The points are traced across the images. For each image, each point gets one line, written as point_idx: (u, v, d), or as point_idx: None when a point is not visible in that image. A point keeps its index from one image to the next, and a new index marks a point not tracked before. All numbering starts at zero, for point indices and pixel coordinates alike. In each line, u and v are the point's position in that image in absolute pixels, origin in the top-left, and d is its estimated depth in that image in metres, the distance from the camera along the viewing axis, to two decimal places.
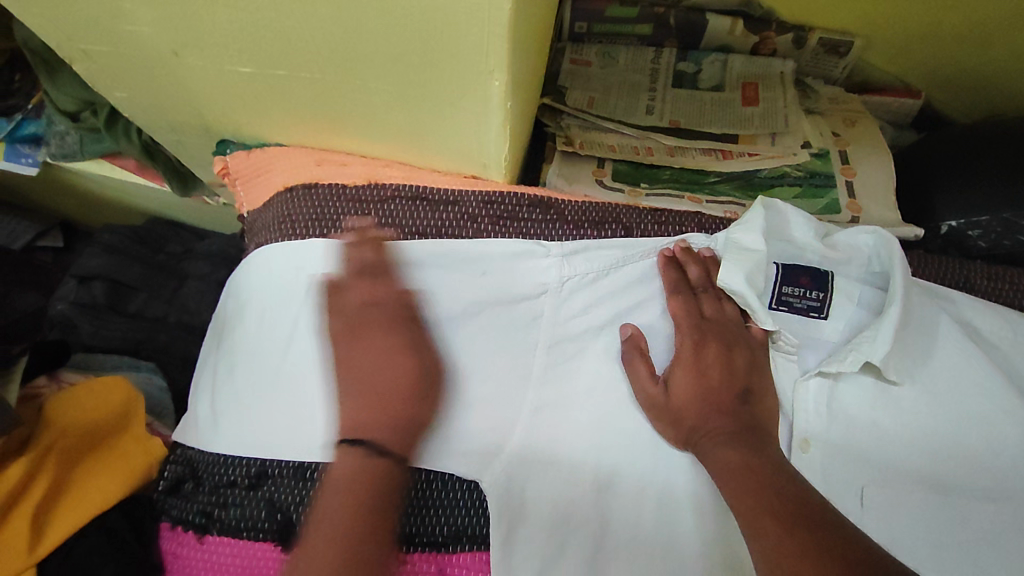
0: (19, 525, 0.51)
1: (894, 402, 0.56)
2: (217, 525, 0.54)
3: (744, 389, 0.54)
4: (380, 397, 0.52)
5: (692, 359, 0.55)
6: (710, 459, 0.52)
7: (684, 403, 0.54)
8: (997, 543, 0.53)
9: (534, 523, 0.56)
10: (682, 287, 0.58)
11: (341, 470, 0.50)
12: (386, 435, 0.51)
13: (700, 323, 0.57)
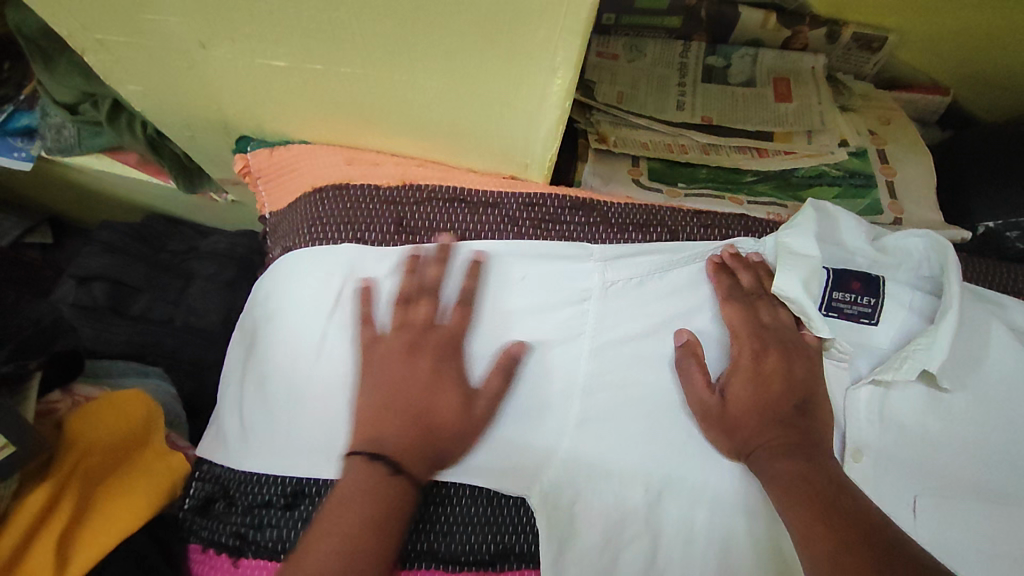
0: (42, 554, 0.47)
1: (944, 409, 0.55)
2: (252, 547, 0.52)
3: (801, 400, 0.53)
4: (432, 419, 0.51)
5: (754, 367, 0.54)
6: (765, 469, 0.50)
7: (740, 413, 0.52)
8: None
9: (585, 540, 0.53)
10: (735, 291, 0.57)
11: (358, 483, 0.49)
12: (412, 461, 0.50)
13: (756, 330, 0.55)
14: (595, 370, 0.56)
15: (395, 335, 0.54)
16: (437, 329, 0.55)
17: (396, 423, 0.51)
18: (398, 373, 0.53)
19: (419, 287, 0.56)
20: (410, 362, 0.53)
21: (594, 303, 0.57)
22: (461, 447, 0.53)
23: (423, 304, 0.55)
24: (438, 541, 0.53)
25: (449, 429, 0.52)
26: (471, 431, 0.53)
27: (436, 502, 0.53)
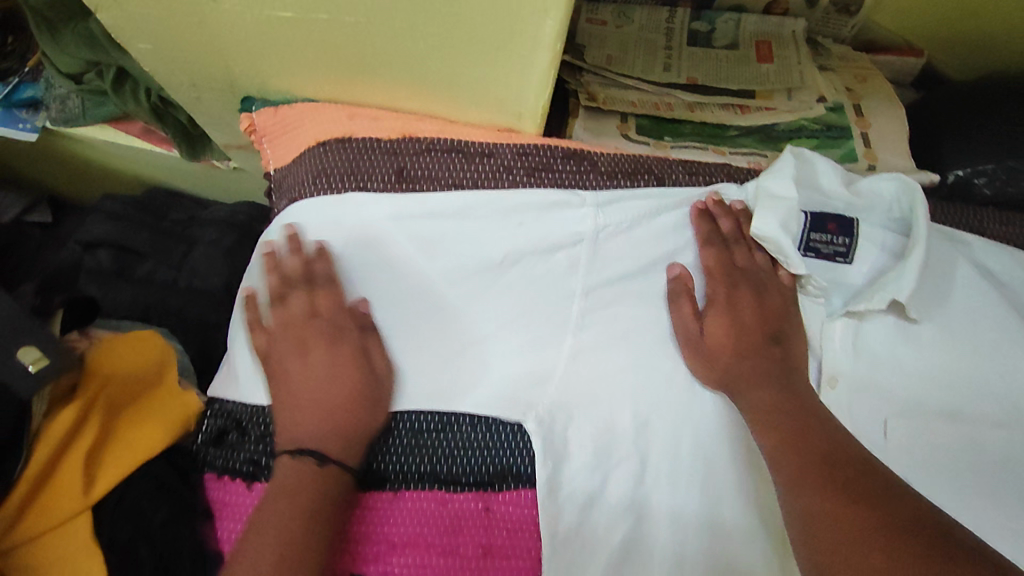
0: (72, 472, 0.52)
1: (914, 338, 0.59)
2: (267, 472, 0.55)
3: (776, 330, 0.57)
4: (334, 400, 0.55)
5: (730, 301, 0.58)
6: (746, 397, 0.54)
7: (717, 341, 0.57)
8: (1009, 464, 0.57)
9: (575, 464, 0.58)
10: (714, 236, 0.61)
11: (294, 479, 0.52)
12: (331, 442, 0.54)
13: (728, 270, 0.59)
14: (585, 308, 0.60)
15: (283, 330, 0.59)
16: (319, 318, 0.59)
17: (314, 418, 0.54)
18: (298, 368, 0.57)
19: (300, 277, 0.60)
20: (299, 352, 0.57)
21: (585, 247, 0.61)
22: (377, 412, 0.56)
23: (295, 299, 0.59)
24: (438, 465, 0.57)
25: (353, 399, 0.55)
26: (377, 395, 0.57)
27: (438, 429, 0.58)
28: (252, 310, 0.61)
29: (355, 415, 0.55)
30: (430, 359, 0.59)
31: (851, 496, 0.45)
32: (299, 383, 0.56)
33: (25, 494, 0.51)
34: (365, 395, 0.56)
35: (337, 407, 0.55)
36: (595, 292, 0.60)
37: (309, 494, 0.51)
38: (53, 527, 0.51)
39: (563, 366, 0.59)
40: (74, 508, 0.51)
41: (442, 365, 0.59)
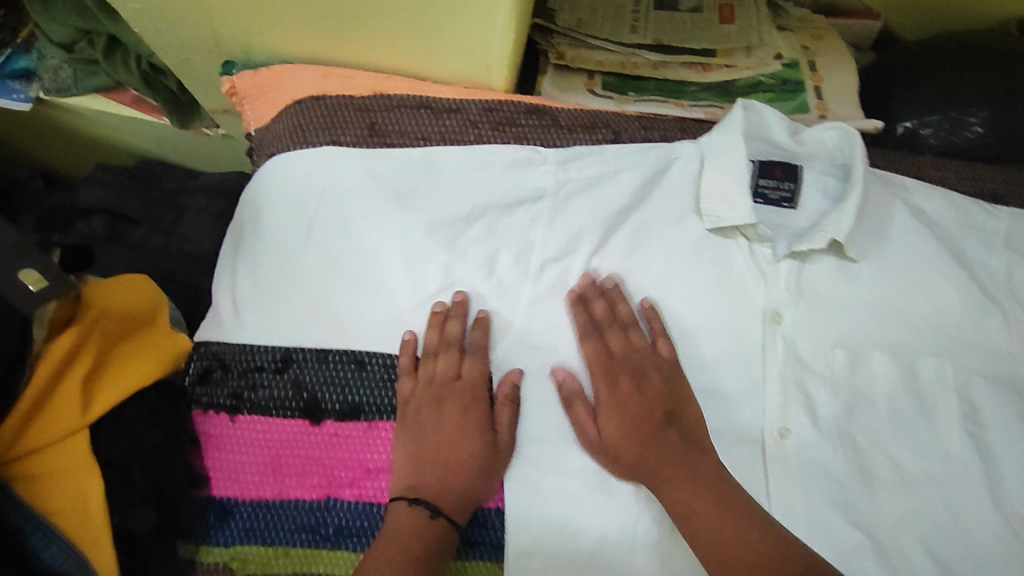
0: (72, 394, 0.54)
1: (853, 277, 0.64)
2: (248, 405, 0.59)
3: (668, 412, 0.59)
4: (461, 462, 0.57)
5: (616, 400, 0.60)
6: (670, 491, 0.55)
7: (611, 435, 0.58)
8: (936, 389, 0.62)
9: (540, 396, 0.62)
10: (588, 327, 0.63)
11: (407, 527, 0.53)
12: (451, 504, 0.55)
13: (607, 364, 0.62)
14: (548, 257, 0.64)
15: (423, 389, 0.60)
16: (457, 380, 0.60)
17: (430, 472, 0.56)
18: (433, 424, 0.58)
19: (439, 340, 0.61)
20: (434, 413, 0.59)
21: (547, 203, 0.65)
22: (492, 481, 0.57)
23: (443, 357, 0.61)
24: None
25: (470, 462, 0.57)
26: (494, 462, 0.58)
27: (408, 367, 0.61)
28: (410, 360, 0.61)
29: (477, 480, 0.56)
30: (385, 303, 0.62)
31: (771, 569, 0.51)
32: (428, 442, 0.58)
33: (24, 411, 0.53)
34: (484, 458, 0.57)
35: (461, 468, 0.57)
36: (558, 243, 0.64)
37: (423, 543, 0.53)
38: (51, 442, 0.53)
39: (524, 310, 0.64)
40: (72, 426, 0.54)
41: (412, 311, 0.63)
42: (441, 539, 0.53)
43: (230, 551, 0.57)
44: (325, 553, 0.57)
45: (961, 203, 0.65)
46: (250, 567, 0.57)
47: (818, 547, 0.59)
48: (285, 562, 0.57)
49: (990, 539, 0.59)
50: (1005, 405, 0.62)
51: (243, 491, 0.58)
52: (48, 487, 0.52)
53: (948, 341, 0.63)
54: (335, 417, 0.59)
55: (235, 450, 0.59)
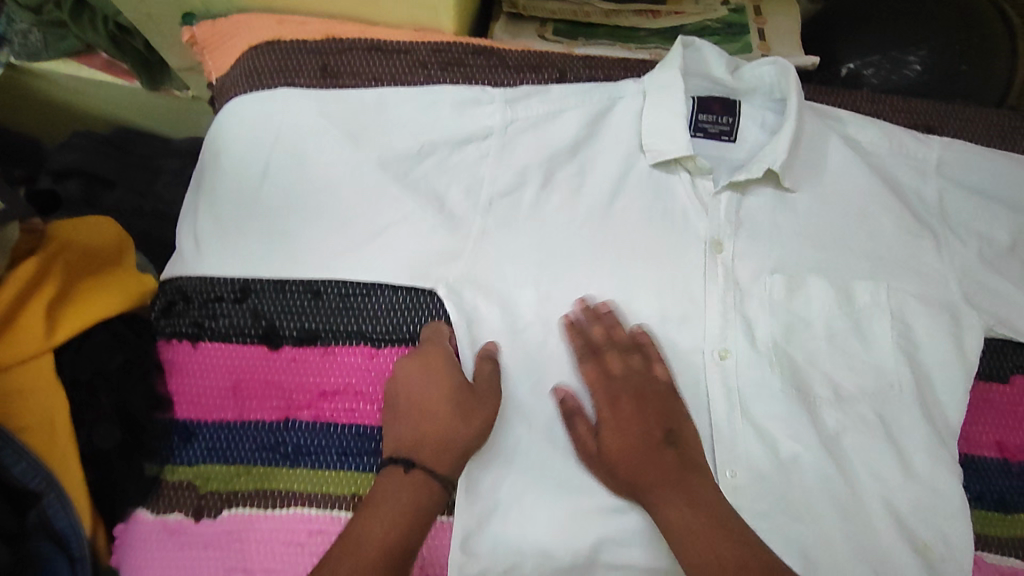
0: (34, 320, 0.57)
1: (790, 206, 0.66)
2: (209, 333, 0.62)
3: (668, 430, 0.59)
4: (435, 418, 0.58)
5: (620, 416, 0.60)
6: (664, 507, 0.55)
7: (614, 449, 0.58)
8: (874, 311, 0.64)
9: (489, 326, 0.64)
10: (584, 350, 0.63)
11: (387, 485, 0.55)
12: (428, 457, 0.57)
13: (607, 383, 0.62)
14: (496, 193, 0.66)
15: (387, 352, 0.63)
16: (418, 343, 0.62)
17: (407, 429, 0.58)
18: (400, 383, 0.60)
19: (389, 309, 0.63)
20: (400, 373, 0.60)
21: (495, 140, 0.67)
22: (477, 430, 0.58)
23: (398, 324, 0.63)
24: (364, 324, 0.63)
25: (440, 413, 0.58)
26: (473, 408, 0.58)
27: (363, 295, 0.64)
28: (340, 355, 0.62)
29: (449, 429, 0.57)
30: (338, 235, 0.64)
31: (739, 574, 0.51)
32: (401, 400, 0.60)
33: None
34: (460, 405, 0.58)
35: (437, 423, 0.58)
36: (508, 176, 0.67)
37: (404, 500, 0.54)
38: (16, 364, 0.57)
39: (473, 244, 0.65)
40: (36, 349, 0.57)
41: (366, 245, 0.64)
42: (422, 496, 0.55)
43: (194, 470, 0.60)
44: (284, 471, 0.60)
45: (896, 133, 0.67)
46: (213, 484, 0.60)
47: (754, 461, 0.61)
48: (247, 479, 0.60)
49: (918, 446, 0.61)
50: (937, 323, 0.63)
51: (205, 414, 0.61)
52: (14, 405, 0.57)
53: (886, 265, 0.65)
54: (292, 343, 0.62)
55: (198, 376, 0.61)
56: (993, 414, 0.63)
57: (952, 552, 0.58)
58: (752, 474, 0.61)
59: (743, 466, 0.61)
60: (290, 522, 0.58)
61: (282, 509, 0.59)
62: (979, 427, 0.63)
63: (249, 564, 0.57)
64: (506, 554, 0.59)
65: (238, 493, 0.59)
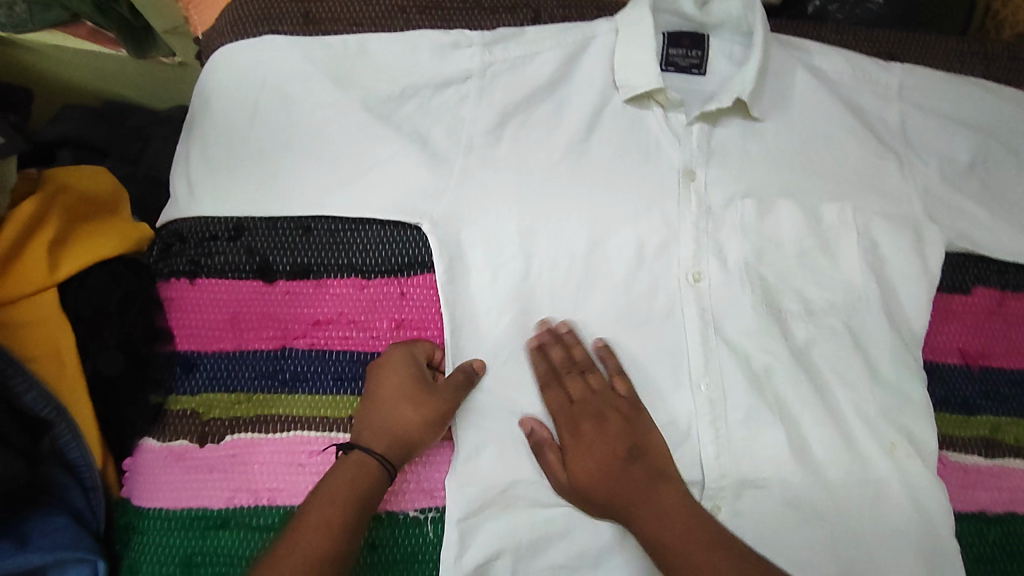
0: (37, 258, 0.60)
1: (759, 134, 0.69)
2: (205, 270, 0.65)
3: (629, 447, 0.59)
4: (393, 410, 0.60)
5: (585, 438, 0.60)
6: (644, 519, 0.55)
7: (583, 477, 0.58)
8: (839, 231, 0.67)
9: (473, 261, 0.66)
10: (549, 376, 0.63)
11: (341, 471, 0.57)
12: (378, 445, 0.59)
13: (564, 411, 0.62)
14: (477, 133, 0.68)
15: (379, 282, 0.66)
16: (410, 274, 0.66)
17: (391, 364, 0.62)
18: (377, 366, 0.63)
19: (377, 241, 0.67)
20: (402, 301, 0.66)
21: (474, 83, 0.68)
22: (428, 432, 0.60)
23: (388, 254, 0.66)
24: (354, 257, 0.66)
25: (397, 408, 0.60)
26: (434, 406, 0.60)
27: (352, 228, 0.67)
28: (335, 288, 0.65)
29: (405, 422, 0.60)
30: (324, 175, 0.66)
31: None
32: (382, 359, 0.63)
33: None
34: (414, 397, 0.60)
35: (393, 420, 0.60)
36: (486, 116, 0.68)
37: (350, 487, 0.56)
38: (22, 299, 0.60)
39: (455, 180, 0.66)
40: (39, 284, 0.60)
41: (352, 184, 0.66)
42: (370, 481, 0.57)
43: (197, 398, 0.63)
44: (283, 397, 0.63)
45: (858, 60, 0.70)
46: (215, 412, 0.62)
47: (733, 378, 0.64)
48: (247, 406, 0.62)
49: (886, 352, 0.64)
50: (901, 237, 0.66)
51: (205, 345, 0.64)
52: (24, 337, 0.59)
53: (850, 188, 0.68)
54: (286, 277, 0.65)
55: (196, 311, 0.64)
56: (956, 322, 0.67)
57: (917, 447, 0.62)
58: (730, 388, 0.64)
59: (721, 381, 0.64)
60: (290, 445, 0.61)
61: (282, 433, 0.62)
62: (944, 336, 0.66)
63: (254, 485, 0.61)
64: (496, 468, 0.61)
65: (241, 420, 0.62)
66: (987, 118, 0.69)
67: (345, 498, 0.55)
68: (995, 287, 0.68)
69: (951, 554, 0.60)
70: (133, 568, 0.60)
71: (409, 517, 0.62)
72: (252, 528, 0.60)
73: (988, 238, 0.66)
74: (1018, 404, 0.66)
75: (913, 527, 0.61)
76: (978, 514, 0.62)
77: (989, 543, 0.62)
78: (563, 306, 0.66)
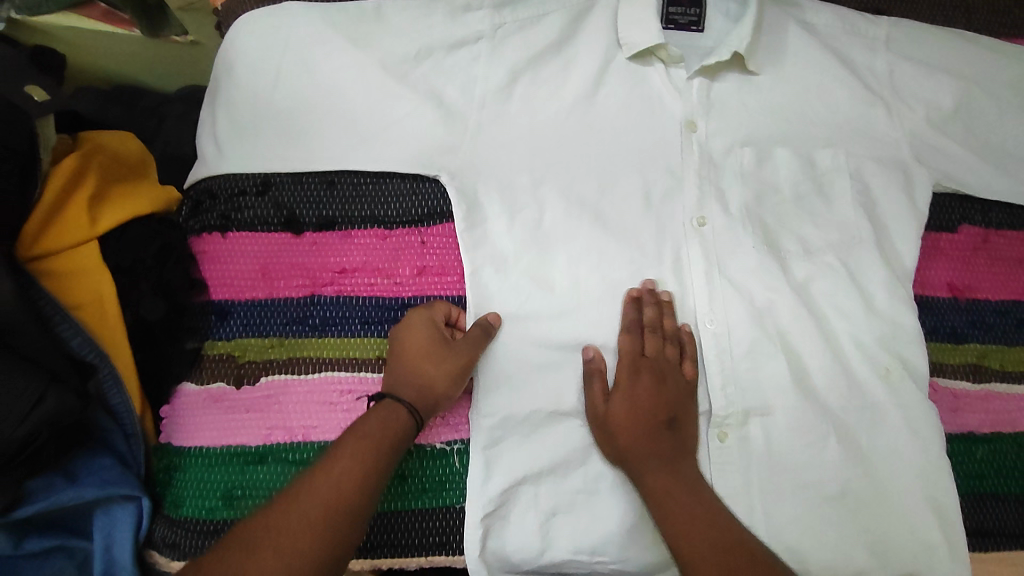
0: (79, 212, 0.63)
1: (756, 87, 0.73)
2: (236, 224, 0.69)
3: (672, 416, 0.62)
4: (418, 361, 0.63)
5: (634, 390, 0.63)
6: (649, 478, 0.59)
7: (617, 416, 0.62)
8: (834, 176, 0.71)
9: (489, 210, 0.70)
10: (631, 326, 0.66)
11: (375, 419, 0.59)
12: (409, 393, 0.61)
13: (636, 358, 0.65)
14: (490, 90, 0.71)
15: (401, 232, 0.70)
16: (430, 224, 0.70)
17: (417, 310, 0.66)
18: (400, 324, 0.65)
19: (399, 193, 0.70)
20: (424, 249, 0.70)
21: (485, 44, 0.72)
22: (452, 383, 0.63)
23: (407, 205, 0.70)
24: (376, 209, 0.70)
25: (421, 358, 0.63)
26: (452, 354, 0.63)
27: (374, 182, 0.70)
28: (360, 238, 0.69)
29: (430, 370, 0.62)
30: (345, 132, 0.70)
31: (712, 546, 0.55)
32: (409, 314, 0.66)
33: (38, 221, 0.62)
34: (437, 347, 0.63)
35: (416, 368, 0.62)
36: (498, 75, 0.72)
37: (384, 431, 0.58)
38: (65, 250, 0.63)
39: (470, 135, 0.70)
40: (82, 236, 0.63)
41: (372, 140, 0.69)
42: (399, 426, 0.59)
43: (232, 343, 0.66)
44: (313, 340, 0.66)
45: (848, 15, 0.74)
46: (250, 355, 0.66)
47: (737, 313, 0.68)
48: (280, 349, 0.66)
49: (879, 286, 0.68)
50: (891, 179, 0.70)
51: (238, 294, 0.67)
52: (68, 286, 0.63)
53: (843, 135, 0.72)
54: (313, 228, 0.69)
55: (229, 262, 0.68)
56: (943, 258, 0.71)
57: (910, 372, 0.66)
58: (733, 322, 0.68)
59: (725, 317, 0.68)
60: (322, 385, 0.65)
61: (314, 374, 0.66)
62: (932, 271, 0.71)
63: (288, 423, 0.64)
64: (515, 399, 0.66)
65: (274, 363, 0.66)
66: (969, 66, 0.73)
67: (377, 440, 0.57)
68: (979, 225, 0.72)
69: (943, 469, 0.64)
70: (177, 503, 0.63)
71: (437, 449, 0.66)
72: (288, 462, 0.63)
73: (972, 178, 0.71)
74: (1003, 332, 0.70)
75: (908, 446, 0.64)
76: (968, 434, 0.67)
77: (977, 459, 0.66)
78: (575, 251, 0.69)
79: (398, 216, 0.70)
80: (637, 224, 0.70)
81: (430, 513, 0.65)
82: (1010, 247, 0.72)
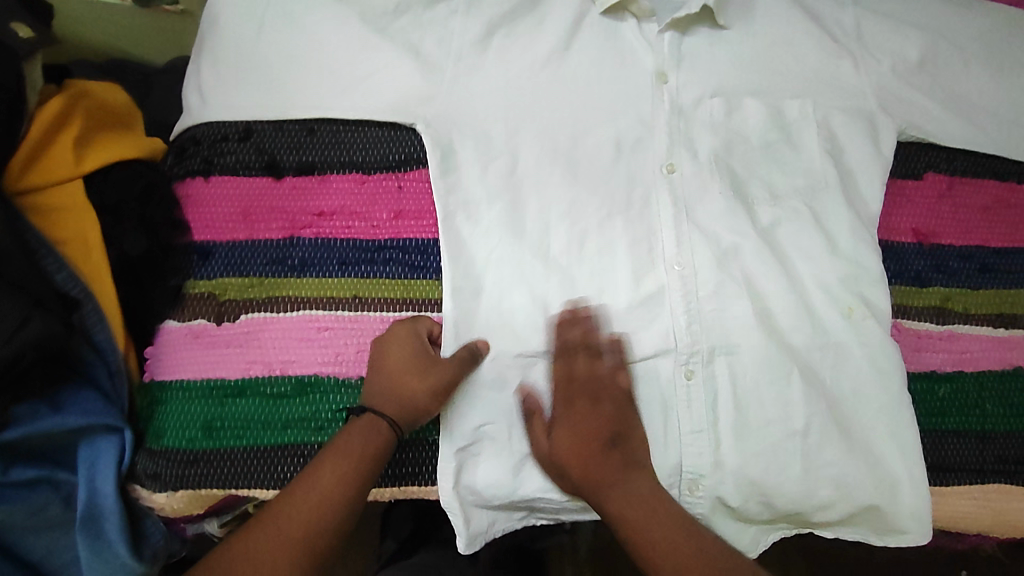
0: (65, 152, 0.66)
1: (725, 41, 0.75)
2: (218, 168, 0.71)
3: (614, 433, 0.63)
4: (401, 382, 0.63)
5: (575, 415, 0.64)
6: (609, 502, 0.61)
7: (564, 455, 0.62)
8: (800, 125, 0.73)
9: (463, 157, 0.72)
10: (561, 350, 0.66)
11: (357, 435, 0.61)
12: (393, 408, 0.62)
13: (566, 386, 0.65)
14: (465, 41, 0.73)
15: (378, 176, 0.72)
16: (407, 169, 0.72)
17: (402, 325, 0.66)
18: (384, 337, 0.65)
19: (377, 139, 0.72)
20: (400, 193, 0.72)
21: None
22: (433, 399, 0.63)
23: (385, 150, 0.72)
24: (354, 154, 0.72)
25: (405, 378, 0.63)
26: (437, 374, 0.63)
27: (352, 129, 0.72)
28: (338, 182, 0.71)
29: (411, 386, 0.62)
30: (324, 82, 0.72)
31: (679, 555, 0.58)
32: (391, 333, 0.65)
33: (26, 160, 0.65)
34: (420, 364, 0.63)
35: (399, 383, 0.63)
36: (474, 26, 0.73)
37: (364, 445, 0.60)
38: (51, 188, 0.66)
39: (445, 85, 0.72)
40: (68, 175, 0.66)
41: (350, 90, 0.71)
42: (379, 438, 0.61)
43: (213, 282, 0.68)
44: (291, 279, 0.69)
45: None
46: (230, 294, 0.68)
47: (704, 258, 0.69)
48: (259, 289, 0.68)
49: (843, 230, 0.70)
50: (856, 128, 0.72)
51: (219, 236, 0.70)
52: (54, 222, 0.65)
53: (809, 86, 0.73)
54: (293, 173, 0.71)
55: (211, 205, 0.70)
56: (908, 204, 0.73)
57: (872, 312, 0.68)
58: (700, 266, 0.69)
59: (691, 260, 0.69)
60: (299, 322, 0.67)
61: (292, 312, 0.68)
62: (896, 217, 0.72)
63: (267, 358, 0.66)
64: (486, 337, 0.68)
65: (253, 301, 0.68)
66: (933, 20, 0.75)
67: (358, 454, 0.60)
68: (944, 172, 0.74)
69: (904, 404, 0.65)
70: (159, 434, 0.65)
71: None
72: (266, 397, 0.65)
73: (936, 127, 0.72)
74: (965, 276, 0.72)
75: (870, 382, 0.66)
76: (930, 373, 0.68)
77: (938, 397, 0.67)
78: (547, 198, 0.71)
79: (376, 160, 0.72)
80: (608, 173, 0.72)
81: (406, 444, 0.66)
82: (974, 195, 0.74)
